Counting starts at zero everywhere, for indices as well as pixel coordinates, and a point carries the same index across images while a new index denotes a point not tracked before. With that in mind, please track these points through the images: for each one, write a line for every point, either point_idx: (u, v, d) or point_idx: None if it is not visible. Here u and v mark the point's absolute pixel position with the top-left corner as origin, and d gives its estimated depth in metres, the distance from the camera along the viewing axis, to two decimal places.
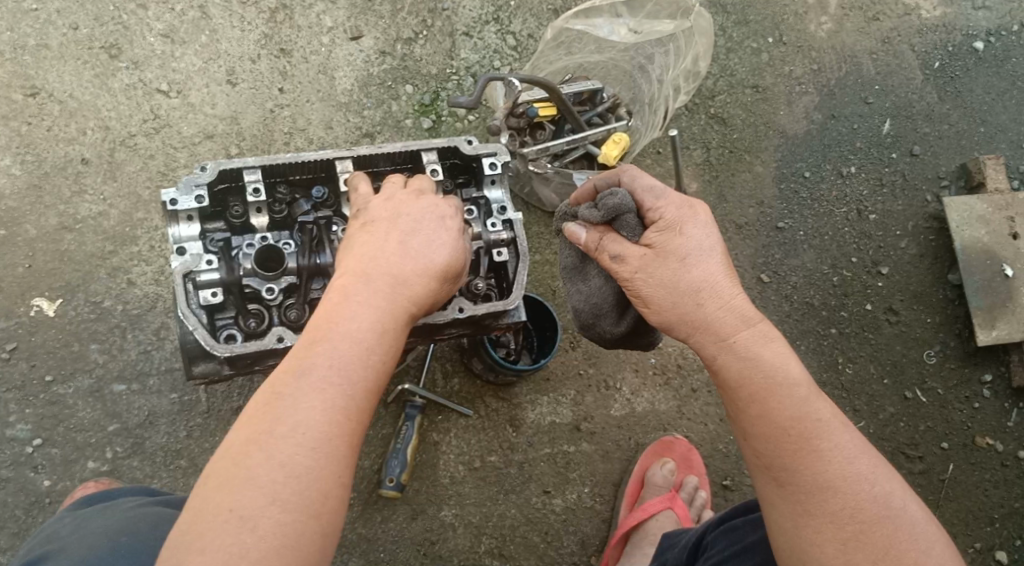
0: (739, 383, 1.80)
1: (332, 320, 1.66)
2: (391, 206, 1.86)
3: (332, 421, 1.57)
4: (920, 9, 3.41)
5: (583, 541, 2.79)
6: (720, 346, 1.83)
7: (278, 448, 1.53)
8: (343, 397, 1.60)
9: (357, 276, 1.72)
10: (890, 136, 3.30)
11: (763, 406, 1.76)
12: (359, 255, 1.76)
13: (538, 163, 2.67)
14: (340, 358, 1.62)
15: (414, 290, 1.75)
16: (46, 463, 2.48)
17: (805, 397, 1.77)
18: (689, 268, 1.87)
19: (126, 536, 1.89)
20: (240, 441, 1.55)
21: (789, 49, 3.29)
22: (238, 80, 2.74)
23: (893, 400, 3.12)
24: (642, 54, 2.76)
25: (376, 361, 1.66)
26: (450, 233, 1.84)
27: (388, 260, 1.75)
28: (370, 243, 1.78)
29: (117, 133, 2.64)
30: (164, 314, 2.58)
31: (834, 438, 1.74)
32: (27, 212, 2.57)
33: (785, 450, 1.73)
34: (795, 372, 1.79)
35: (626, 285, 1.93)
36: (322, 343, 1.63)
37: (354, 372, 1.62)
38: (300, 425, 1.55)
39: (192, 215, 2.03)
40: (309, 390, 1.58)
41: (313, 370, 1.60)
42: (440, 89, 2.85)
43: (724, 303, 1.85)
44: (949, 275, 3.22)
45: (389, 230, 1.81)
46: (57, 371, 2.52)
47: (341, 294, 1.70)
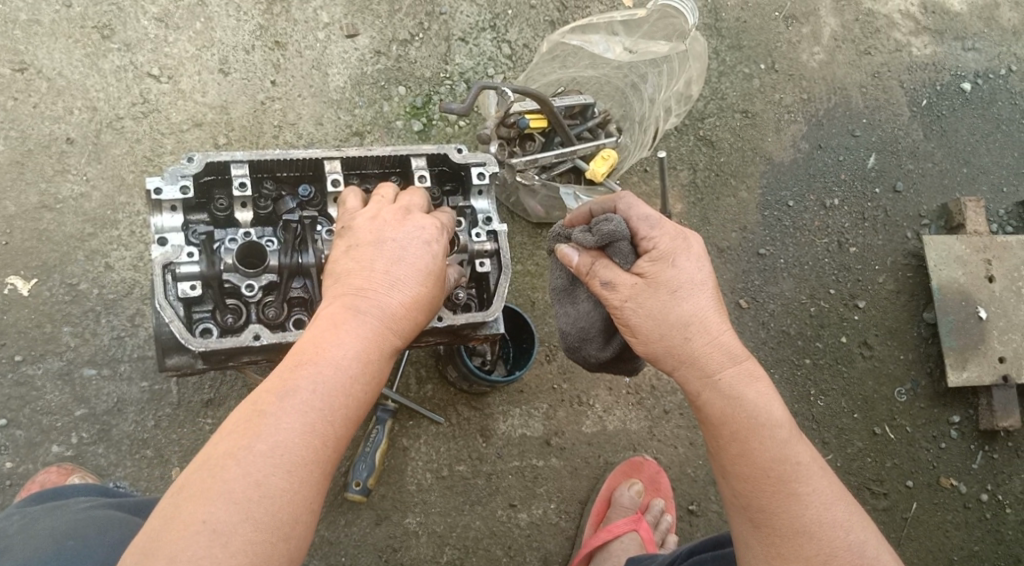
0: (722, 421, 1.79)
1: (319, 344, 1.66)
2: (384, 227, 1.85)
3: (312, 445, 1.58)
4: (911, 47, 3.47)
5: (546, 558, 2.79)
6: (704, 382, 1.82)
7: (256, 465, 1.52)
8: (324, 422, 1.60)
9: (347, 302, 1.73)
10: (875, 171, 3.35)
11: (743, 447, 1.76)
12: (351, 277, 1.77)
13: (526, 174, 2.67)
14: (326, 382, 1.62)
15: (401, 321, 1.76)
16: (10, 445, 2.45)
17: (786, 440, 1.77)
18: (680, 301, 1.85)
19: (71, 540, 1.86)
20: (217, 454, 1.54)
21: (780, 76, 3.32)
22: (231, 69, 2.72)
23: (862, 434, 3.16)
24: (635, 73, 2.77)
25: (359, 388, 1.66)
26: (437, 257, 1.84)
27: (379, 286, 1.75)
28: (362, 266, 1.78)
29: (104, 114, 2.61)
30: (139, 301, 2.56)
31: (812, 482, 1.76)
32: (6, 188, 2.53)
33: (763, 493, 1.75)
34: (777, 413, 1.79)
35: (614, 313, 1.91)
36: (308, 366, 1.63)
37: (337, 398, 1.62)
38: (280, 445, 1.55)
39: (176, 205, 2.01)
40: (292, 411, 1.58)
41: (297, 392, 1.60)
42: (433, 92, 2.85)
43: (712, 338, 1.83)
44: (924, 313, 3.28)
45: (381, 252, 1.80)
46: (27, 351, 2.48)
47: (329, 319, 1.70)
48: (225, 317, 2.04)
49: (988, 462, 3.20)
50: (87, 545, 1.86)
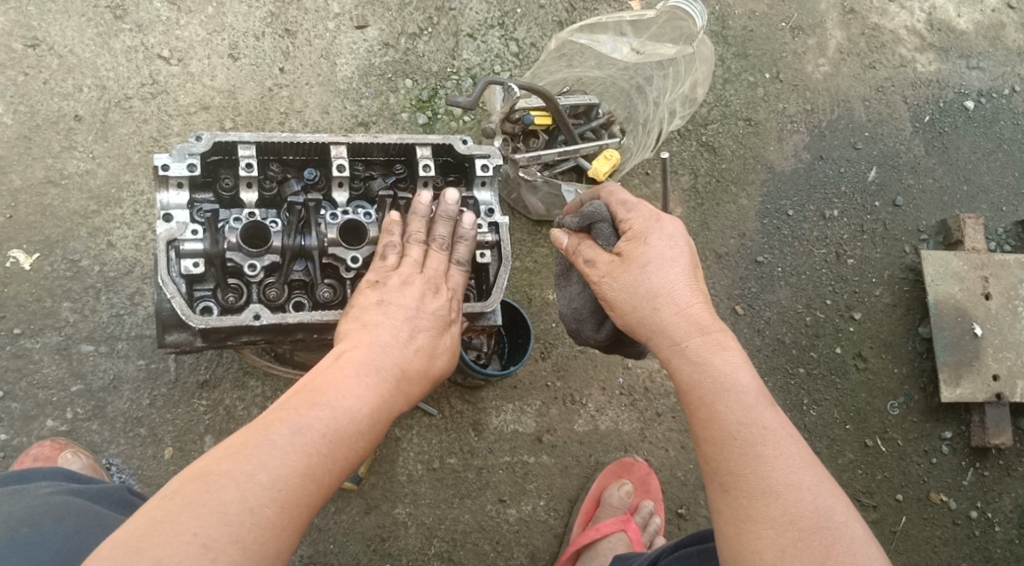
0: (689, 386, 1.86)
1: (331, 385, 1.71)
2: (407, 290, 1.95)
3: (309, 481, 1.60)
4: (915, 63, 3.50)
5: (533, 554, 2.79)
6: (673, 349, 1.89)
7: (251, 489, 1.54)
8: (328, 462, 1.63)
9: (363, 354, 1.79)
10: (875, 184, 3.37)
11: (710, 409, 1.82)
12: (373, 332, 1.85)
13: (528, 170, 2.69)
14: (335, 422, 1.66)
15: (410, 385, 1.83)
16: (5, 417, 2.46)
17: (752, 404, 1.81)
18: (649, 274, 1.94)
19: (26, 526, 1.87)
20: (211, 469, 1.55)
21: (784, 86, 3.35)
22: (240, 55, 2.75)
23: (853, 446, 3.17)
24: (641, 75, 2.79)
25: (364, 441, 1.70)
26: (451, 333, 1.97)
27: (397, 349, 1.84)
28: (385, 323, 1.87)
29: (114, 93, 2.64)
30: (140, 280, 2.57)
31: (780, 446, 1.77)
32: (13, 161, 2.55)
33: (729, 453, 1.78)
34: (745, 379, 1.84)
35: (596, 289, 2.02)
36: (319, 402, 1.67)
37: (342, 440, 1.66)
38: (277, 474, 1.57)
39: (182, 182, 2.03)
40: (300, 442, 1.61)
41: (303, 425, 1.63)
42: (439, 86, 2.88)
43: (680, 309, 1.91)
44: (920, 327, 3.29)
45: (403, 315, 1.90)
46: (26, 325, 2.50)
47: (344, 365, 1.76)
48: (226, 296, 2.06)
49: (978, 479, 3.21)
50: (42, 531, 1.86)
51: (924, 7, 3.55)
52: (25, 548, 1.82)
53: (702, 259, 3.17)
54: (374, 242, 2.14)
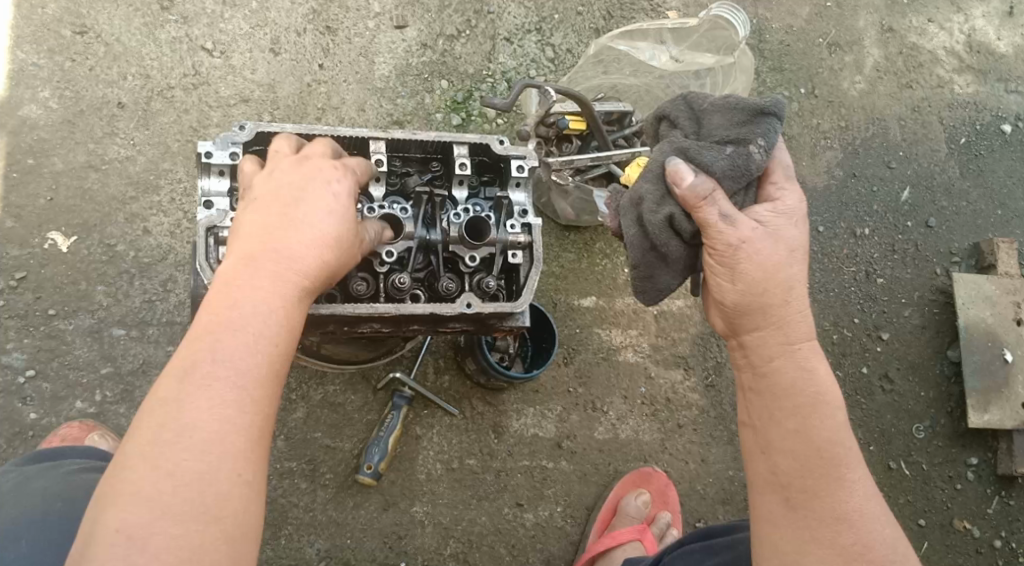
0: (786, 393, 1.91)
1: (217, 312, 1.60)
2: (279, 180, 1.76)
3: (227, 418, 1.54)
4: (953, 84, 3.47)
5: (549, 561, 2.79)
6: (792, 352, 1.94)
7: (166, 455, 1.50)
8: (236, 392, 1.56)
9: (238, 263, 1.65)
10: (908, 204, 3.34)
11: (801, 422, 1.88)
12: (247, 233, 1.69)
13: (561, 174, 2.68)
14: (230, 350, 1.57)
15: (310, 265, 1.68)
16: (35, 396, 2.50)
17: (842, 427, 1.90)
18: (790, 264, 1.93)
19: (60, 501, 1.91)
20: (125, 456, 1.51)
21: (819, 102, 3.34)
22: (281, 50, 2.79)
23: (876, 468, 3.12)
24: (676, 83, 2.77)
25: (268, 349, 1.61)
26: (341, 206, 1.76)
27: (281, 235, 1.68)
28: (262, 218, 1.70)
29: (157, 82, 2.69)
30: (173, 267, 2.61)
31: (858, 472, 1.88)
32: (57, 145, 2.60)
33: (811, 473, 1.85)
34: (838, 401, 1.91)
35: (727, 253, 1.90)
36: (209, 337, 1.58)
37: (246, 364, 1.58)
38: (191, 429, 1.51)
39: (224, 170, 2.05)
40: (196, 388, 1.54)
41: (196, 371, 1.55)
42: (474, 88, 2.90)
43: (802, 309, 1.95)
44: (948, 350, 3.25)
45: (278, 207, 1.71)
46: (61, 306, 2.54)
47: (225, 283, 1.63)
48: None
49: (1003, 508, 3.16)
50: (73, 507, 1.90)
51: (964, 28, 3.52)
52: (56, 525, 1.87)
53: None
54: (408, 237, 2.16)
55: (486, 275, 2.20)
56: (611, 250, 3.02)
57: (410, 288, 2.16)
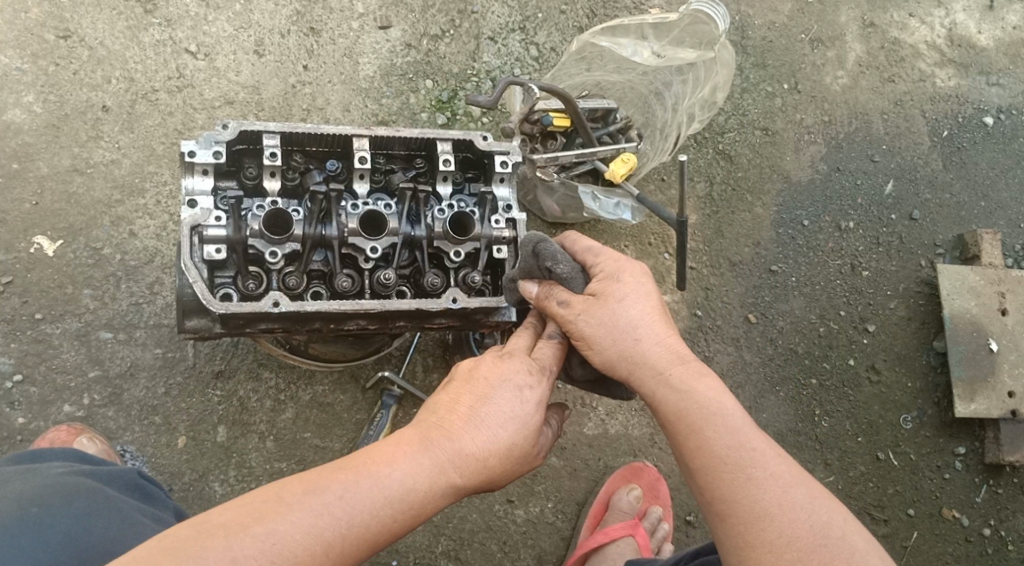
0: (677, 414, 1.87)
1: (372, 461, 1.74)
2: (503, 369, 1.92)
3: (309, 550, 1.63)
4: (935, 78, 3.50)
5: (540, 557, 2.79)
6: (652, 374, 1.91)
7: (245, 546, 1.60)
8: (334, 532, 1.66)
9: (423, 435, 1.82)
10: (891, 197, 3.36)
11: (699, 438, 1.83)
12: (475, 403, 1.87)
13: (545, 170, 2.71)
14: (357, 491, 1.70)
15: (461, 479, 1.81)
16: (23, 400, 2.50)
17: (743, 427, 1.84)
18: (625, 314, 1.93)
19: (36, 507, 1.89)
20: (220, 521, 1.63)
21: (802, 97, 3.37)
22: (266, 52, 2.80)
23: (864, 458, 3.16)
24: (660, 80, 2.83)
25: (386, 513, 1.71)
26: (529, 416, 1.90)
27: (480, 419, 1.85)
28: (487, 396, 1.88)
29: (141, 86, 2.69)
30: (160, 269, 2.62)
31: (766, 465, 1.80)
32: (42, 149, 2.60)
33: (720, 479, 1.80)
34: (727, 403, 1.86)
35: (568, 328, 1.95)
36: (346, 473, 1.71)
37: (356, 511, 1.69)
38: (276, 535, 1.62)
39: (208, 169, 2.06)
40: (309, 508, 1.66)
41: (319, 496, 1.67)
42: (459, 88, 2.92)
43: (659, 344, 1.93)
44: (934, 341, 3.27)
45: (514, 393, 1.89)
46: (48, 310, 2.54)
47: (399, 438, 1.80)
48: (246, 283, 2.09)
49: (991, 497, 3.18)
50: (51, 514, 1.88)
51: (945, 22, 3.55)
52: (34, 530, 1.85)
53: (715, 266, 3.19)
54: (393, 233, 2.16)
55: (471, 271, 2.22)
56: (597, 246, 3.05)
57: (396, 285, 2.17)
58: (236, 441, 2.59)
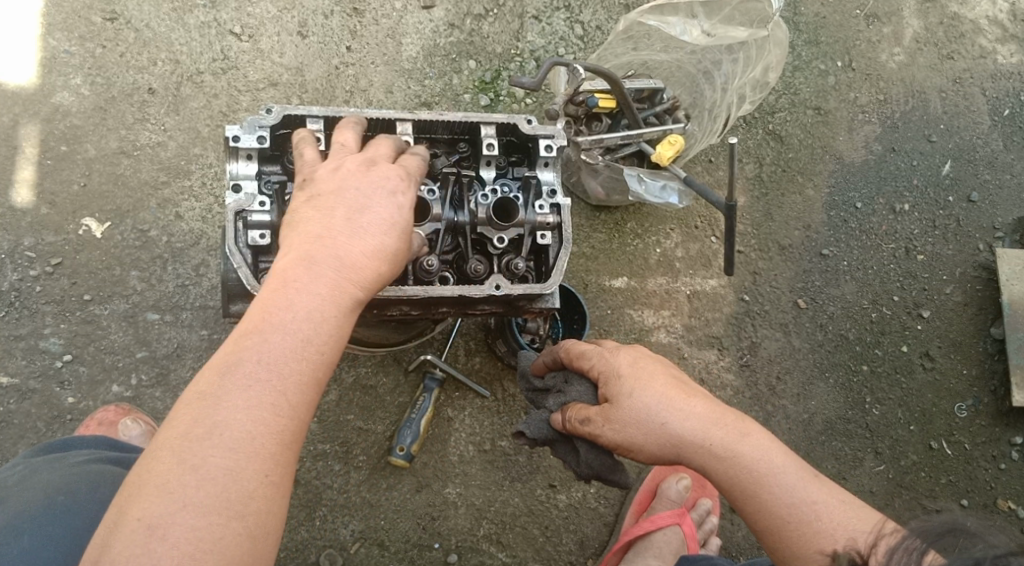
0: (730, 483, 1.82)
1: (260, 316, 1.57)
2: (341, 176, 1.75)
3: (259, 420, 1.50)
4: (996, 54, 3.36)
5: (583, 542, 2.77)
6: (695, 447, 1.83)
7: (194, 450, 1.47)
8: (270, 392, 1.52)
9: (298, 259, 1.63)
10: (949, 178, 3.24)
11: (757, 503, 1.80)
12: (324, 224, 1.67)
13: (590, 153, 2.65)
14: (272, 348, 1.54)
15: (359, 275, 1.64)
16: (73, 380, 2.53)
17: (796, 480, 1.80)
18: (650, 365, 1.92)
19: (62, 495, 1.89)
20: (158, 443, 1.49)
21: (856, 75, 3.26)
22: (309, 33, 2.79)
23: (916, 448, 3.05)
24: (709, 58, 2.75)
25: (312, 353, 1.57)
26: (402, 212, 1.73)
27: (338, 236, 1.65)
28: (333, 210, 1.69)
29: (186, 68, 2.70)
30: (205, 252, 2.63)
31: (833, 517, 1.77)
32: (89, 132, 2.63)
33: (793, 541, 1.77)
34: (778, 459, 1.81)
35: (611, 375, 1.92)
36: (254, 339, 1.55)
37: (276, 362, 1.54)
38: (221, 426, 1.49)
39: (252, 153, 2.05)
40: (232, 388, 1.51)
41: (232, 371, 1.52)
42: (502, 68, 2.87)
43: (687, 412, 1.85)
44: (992, 328, 3.14)
45: (343, 200, 1.71)
46: (96, 291, 2.57)
47: (278, 283, 1.60)
48: None
49: None
50: (75, 502, 1.88)
51: None
52: (59, 517, 1.85)
53: (765, 250, 3.11)
54: (436, 219, 2.13)
55: (515, 257, 2.18)
56: (642, 229, 3.01)
57: (439, 271, 2.14)
58: None
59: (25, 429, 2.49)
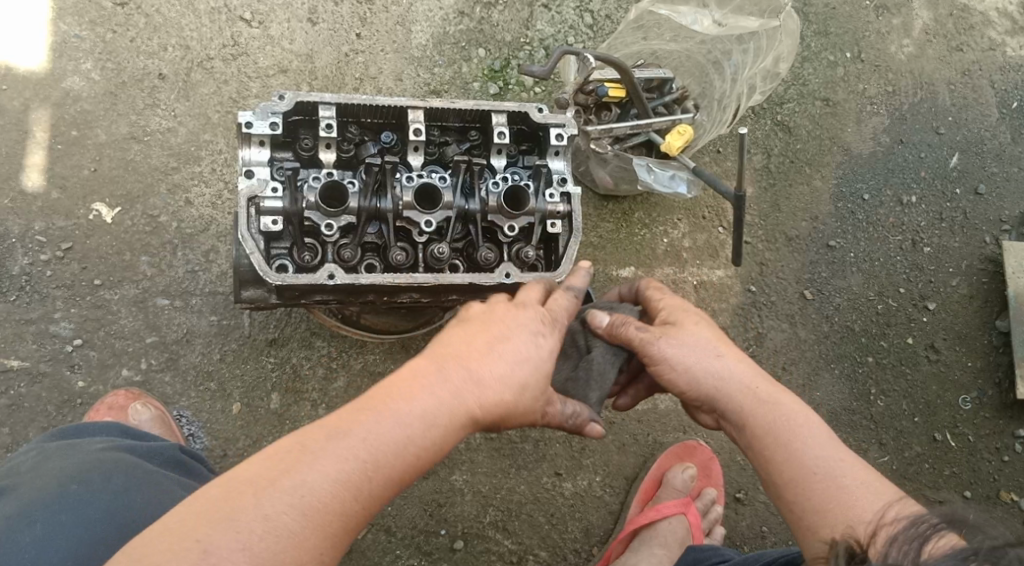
0: (766, 430, 1.89)
1: (388, 399, 1.64)
2: (500, 306, 1.83)
3: (339, 494, 1.55)
4: (1005, 46, 3.36)
5: (588, 530, 2.78)
6: (740, 391, 1.93)
7: (271, 499, 1.51)
8: (364, 476, 1.57)
9: (436, 364, 1.71)
10: (956, 171, 3.24)
11: (788, 451, 1.85)
12: (467, 340, 1.74)
13: (600, 142, 2.68)
14: (385, 437, 1.60)
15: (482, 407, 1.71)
16: (83, 364, 2.55)
17: (831, 444, 1.85)
18: (715, 324, 2.02)
19: (76, 483, 1.91)
20: (241, 477, 1.54)
21: (865, 66, 3.26)
22: (319, 19, 2.79)
23: (921, 439, 3.06)
24: (719, 49, 2.75)
25: (411, 455, 1.62)
26: (543, 354, 1.79)
27: (477, 353, 1.72)
28: (495, 332, 1.76)
29: (196, 53, 2.70)
30: (215, 238, 2.64)
31: (859, 482, 1.79)
32: (100, 117, 2.63)
33: (814, 492, 1.80)
34: (814, 421, 1.88)
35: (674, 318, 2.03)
36: (375, 415, 1.61)
37: (384, 453, 1.60)
38: (307, 485, 1.53)
39: (264, 140, 2.05)
40: (334, 454, 1.57)
41: (345, 437, 1.58)
42: (512, 56, 2.87)
43: (739, 358, 1.96)
44: (997, 321, 3.15)
45: (496, 327, 1.77)
46: (106, 276, 2.58)
47: (408, 375, 1.68)
48: (302, 255, 2.09)
49: None
50: (88, 490, 1.89)
51: None
52: (72, 505, 1.87)
53: (772, 241, 3.11)
54: (448, 207, 2.13)
55: (525, 245, 2.19)
56: (650, 219, 3.01)
57: (449, 259, 2.15)
58: (289, 408, 2.61)
59: (36, 413, 2.51)
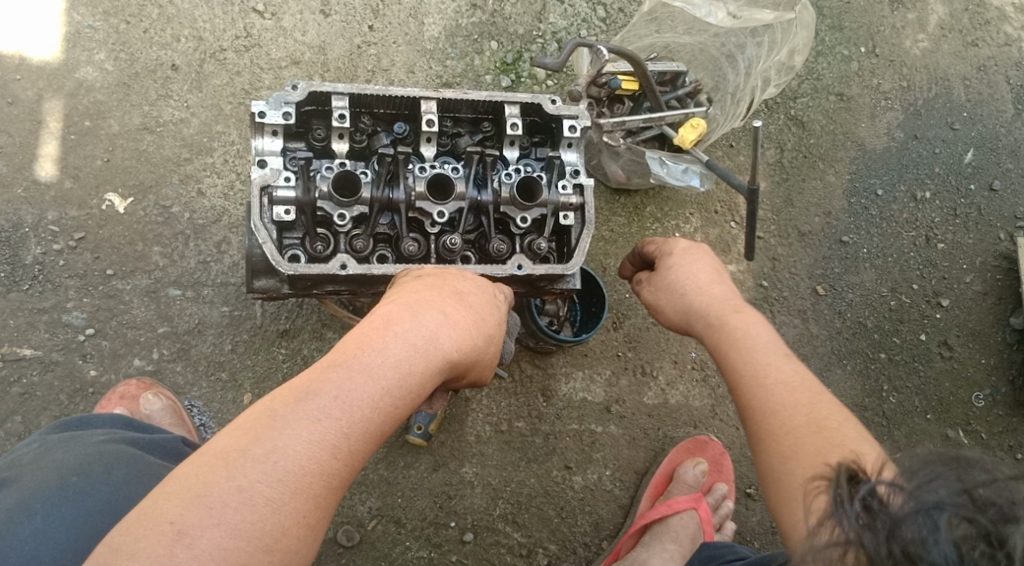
0: (728, 353, 1.92)
1: (351, 353, 1.63)
2: (450, 272, 1.91)
3: (314, 456, 1.52)
4: (1022, 42, 3.33)
5: (598, 524, 2.77)
6: (707, 317, 1.98)
7: (244, 470, 1.48)
8: (339, 435, 1.55)
9: (392, 313, 1.73)
10: (971, 167, 3.22)
11: (743, 371, 1.86)
12: (425, 295, 1.79)
13: (612, 135, 2.66)
14: (354, 389, 1.59)
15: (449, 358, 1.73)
16: (95, 353, 2.55)
17: (792, 368, 1.83)
18: (698, 260, 2.09)
19: (76, 476, 1.91)
20: (212, 452, 1.51)
21: (880, 61, 3.24)
22: (331, 11, 2.79)
23: (933, 436, 3.04)
24: (733, 42, 2.73)
25: (388, 405, 1.62)
26: (495, 318, 1.87)
27: (436, 306, 1.76)
28: (448, 290, 1.83)
29: (209, 45, 2.70)
30: (226, 229, 2.64)
31: (813, 405, 1.76)
32: (113, 107, 2.64)
33: (761, 412, 1.79)
34: (777, 345, 1.88)
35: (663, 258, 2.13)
36: (340, 370, 1.60)
37: (355, 408, 1.58)
38: (279, 452, 1.50)
39: (277, 130, 2.05)
40: (302, 416, 1.54)
41: (312, 397, 1.56)
42: (524, 49, 2.87)
43: (709, 288, 2.02)
44: (1011, 318, 3.12)
45: (449, 285, 1.84)
46: (119, 266, 2.59)
47: (369, 330, 1.68)
48: (314, 245, 2.09)
49: None
50: (87, 483, 1.90)
51: None
52: (72, 498, 1.87)
53: (784, 236, 3.10)
54: (460, 198, 2.13)
55: (537, 237, 2.18)
56: (662, 214, 3.00)
57: (461, 250, 2.15)
58: None
59: (48, 401, 2.52)
